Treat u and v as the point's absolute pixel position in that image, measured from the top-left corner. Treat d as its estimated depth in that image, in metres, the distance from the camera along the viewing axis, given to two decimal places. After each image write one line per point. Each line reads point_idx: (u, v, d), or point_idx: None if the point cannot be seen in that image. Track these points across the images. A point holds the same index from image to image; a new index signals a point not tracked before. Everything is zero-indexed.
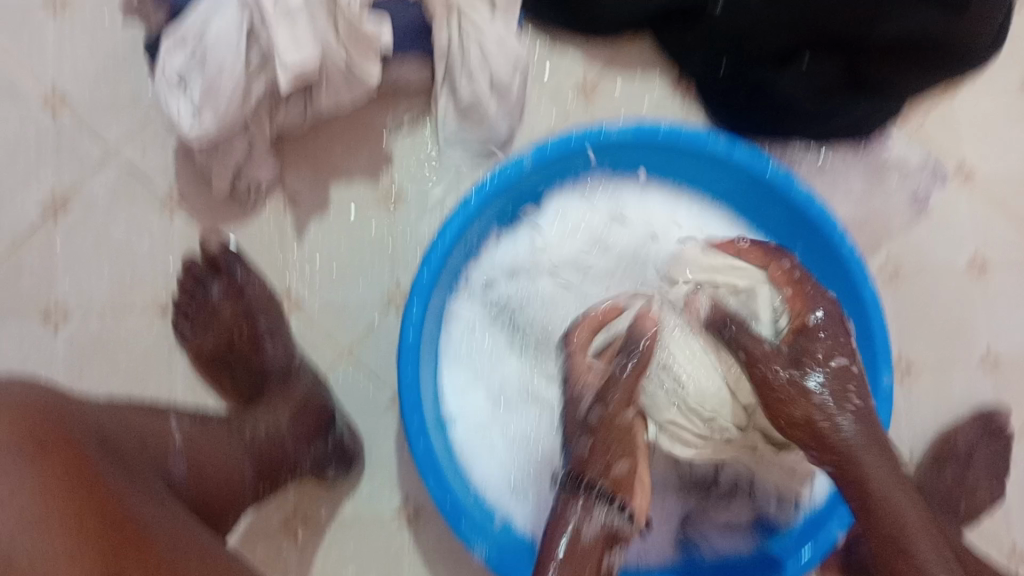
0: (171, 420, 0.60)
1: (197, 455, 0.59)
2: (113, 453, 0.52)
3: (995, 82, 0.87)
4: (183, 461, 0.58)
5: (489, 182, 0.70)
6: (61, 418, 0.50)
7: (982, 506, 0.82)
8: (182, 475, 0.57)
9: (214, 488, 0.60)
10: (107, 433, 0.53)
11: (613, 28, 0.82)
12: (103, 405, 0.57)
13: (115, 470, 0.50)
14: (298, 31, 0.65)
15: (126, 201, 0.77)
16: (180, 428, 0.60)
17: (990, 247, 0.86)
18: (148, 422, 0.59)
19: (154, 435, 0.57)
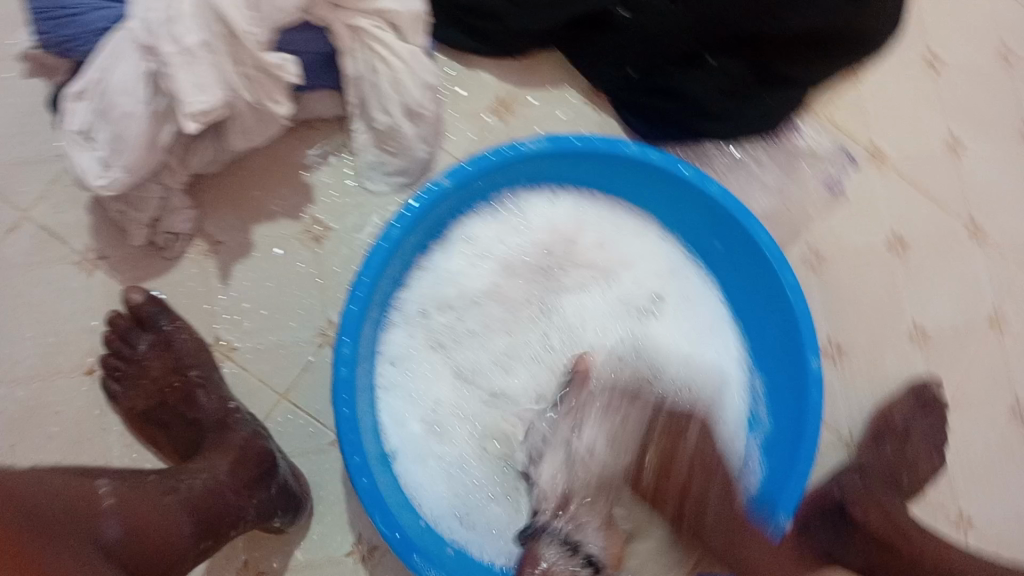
0: (99, 482, 0.56)
1: (132, 515, 0.56)
2: (35, 523, 0.49)
3: (888, 68, 0.92)
4: (117, 523, 0.55)
5: (409, 209, 0.69)
6: None
7: (926, 477, 0.84)
8: (117, 538, 0.54)
9: (152, 552, 0.57)
10: (26, 501, 0.50)
11: (521, 44, 0.82)
12: (19, 469, 0.52)
13: (32, 537, 0.48)
14: (198, 69, 0.62)
15: (43, 262, 0.76)
16: (111, 487, 0.57)
17: (907, 225, 0.90)
18: (74, 484, 0.55)
19: (79, 499, 0.53)
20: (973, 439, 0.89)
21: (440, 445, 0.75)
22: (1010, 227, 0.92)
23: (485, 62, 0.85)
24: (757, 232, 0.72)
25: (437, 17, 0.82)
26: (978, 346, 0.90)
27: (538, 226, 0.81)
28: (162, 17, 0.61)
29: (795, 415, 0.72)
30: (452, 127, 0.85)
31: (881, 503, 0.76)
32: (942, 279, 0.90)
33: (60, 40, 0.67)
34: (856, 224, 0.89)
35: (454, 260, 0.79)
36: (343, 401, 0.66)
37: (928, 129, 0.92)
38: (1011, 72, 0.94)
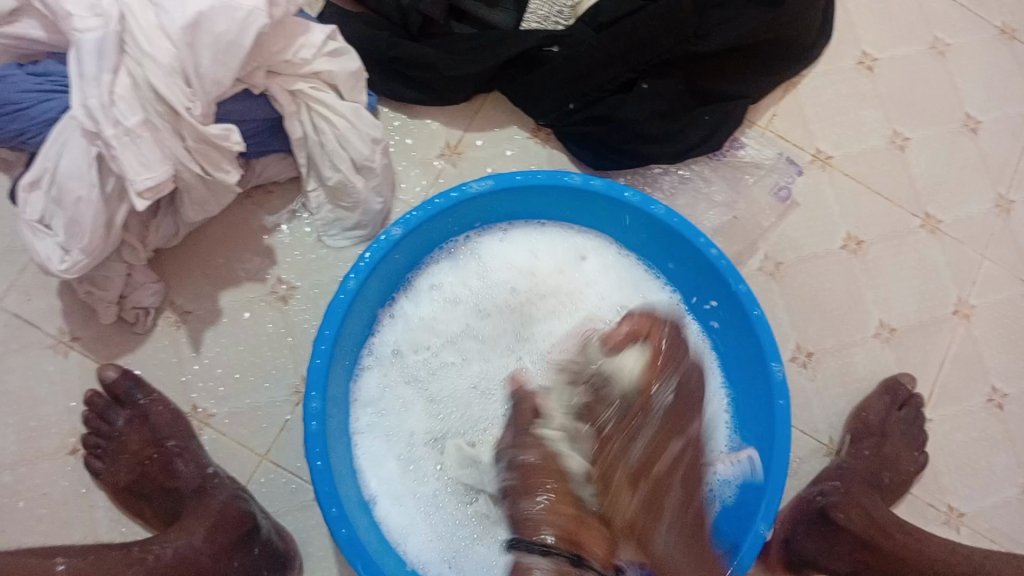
0: (57, 561, 0.60)
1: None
2: None
3: (821, 76, 0.95)
4: None
5: (365, 259, 0.71)
6: None
7: (910, 476, 0.84)
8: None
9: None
10: None
11: (462, 90, 0.86)
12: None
13: None
14: (145, 149, 0.66)
15: (19, 350, 0.78)
16: (67, 568, 0.60)
17: (861, 227, 0.92)
18: (26, 569, 0.58)
19: None
20: (953, 431, 0.89)
21: (420, 487, 0.76)
22: (964, 216, 0.94)
23: (431, 110, 0.89)
24: (706, 248, 0.75)
25: (378, 76, 0.85)
26: (947, 336, 0.91)
27: (492, 263, 0.83)
28: (103, 102, 0.64)
29: (766, 420, 0.73)
30: (405, 176, 0.88)
31: (863, 504, 0.75)
32: (902, 274, 0.92)
33: (12, 135, 0.73)
34: (813, 231, 0.91)
35: (419, 306, 0.81)
36: (315, 455, 0.66)
37: (871, 131, 0.95)
38: (945, 65, 0.98)
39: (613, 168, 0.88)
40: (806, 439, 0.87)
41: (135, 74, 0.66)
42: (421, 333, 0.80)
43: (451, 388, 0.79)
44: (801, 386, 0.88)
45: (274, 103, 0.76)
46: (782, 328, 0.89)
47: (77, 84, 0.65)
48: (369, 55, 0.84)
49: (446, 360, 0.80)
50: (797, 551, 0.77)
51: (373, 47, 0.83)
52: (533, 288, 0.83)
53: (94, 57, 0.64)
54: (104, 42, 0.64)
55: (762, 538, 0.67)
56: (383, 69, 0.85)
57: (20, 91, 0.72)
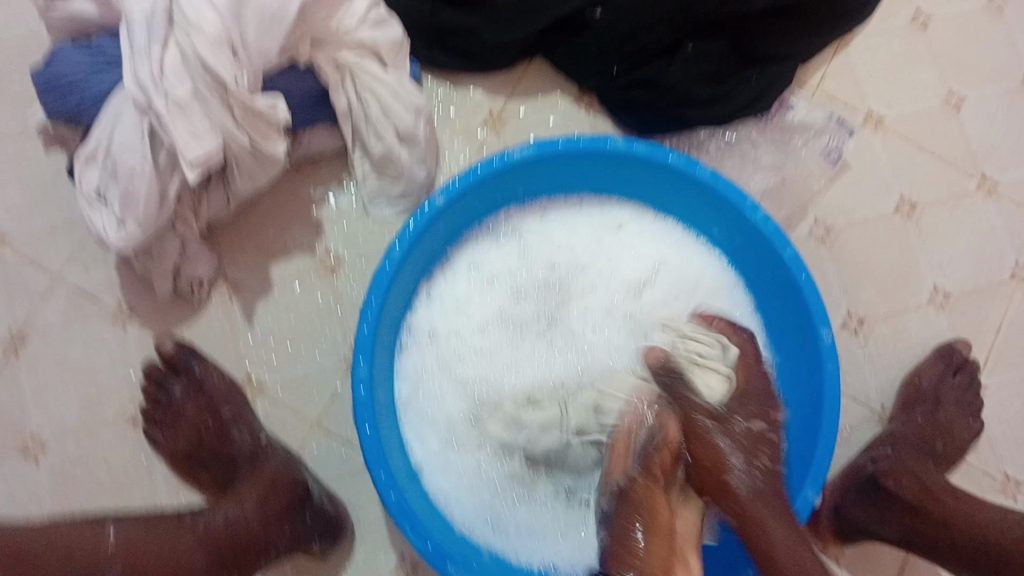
0: (107, 527, 0.63)
1: (135, 555, 0.62)
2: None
3: (875, 35, 0.92)
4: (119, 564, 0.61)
5: (410, 228, 0.72)
6: None
7: (963, 442, 0.83)
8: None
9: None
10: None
11: (506, 55, 0.86)
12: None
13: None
14: (194, 123, 0.67)
15: (79, 321, 0.80)
16: (117, 532, 0.63)
17: (915, 190, 0.90)
18: (78, 535, 0.62)
19: (79, 547, 0.61)
20: (1009, 398, 0.87)
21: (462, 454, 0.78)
22: (1022, 178, 0.91)
23: (474, 78, 0.88)
24: (752, 212, 0.74)
25: (421, 44, 0.85)
26: (1003, 302, 0.89)
27: (530, 237, 0.84)
28: (152, 74, 0.66)
29: (815, 387, 0.73)
30: (450, 145, 0.88)
31: (915, 473, 0.76)
32: (957, 240, 0.90)
33: (68, 110, 0.74)
34: (865, 196, 0.90)
35: (460, 278, 0.82)
36: (365, 420, 0.68)
37: (926, 92, 0.92)
38: (1005, 22, 0.93)
39: (657, 133, 0.88)
40: (856, 408, 0.86)
41: (182, 46, 0.67)
42: (461, 307, 0.81)
43: (494, 361, 0.80)
44: (852, 352, 0.87)
45: (320, 74, 0.77)
46: (833, 296, 0.88)
47: (129, 59, 0.67)
48: (410, 25, 0.84)
49: (485, 337, 0.80)
50: (848, 518, 0.78)
51: (415, 15, 0.83)
52: (573, 261, 0.83)
53: (143, 33, 0.66)
54: (153, 16, 0.66)
55: (809, 504, 0.67)
56: (426, 39, 0.85)
57: (75, 67, 0.73)
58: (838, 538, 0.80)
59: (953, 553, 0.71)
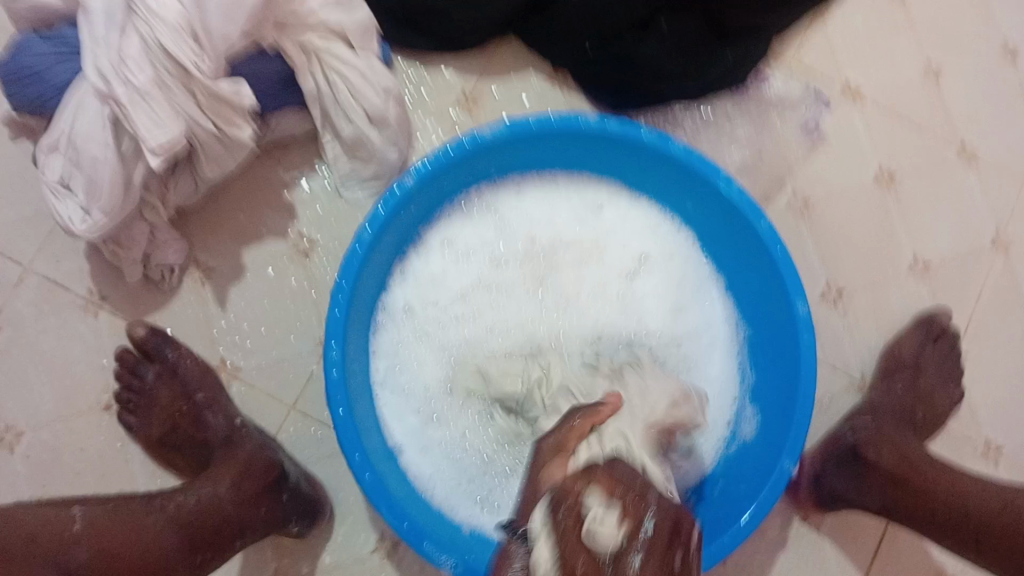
0: (74, 510, 0.60)
1: (102, 539, 0.60)
2: None
3: (849, 6, 0.91)
4: (85, 549, 0.58)
5: (381, 210, 0.71)
6: None
7: (945, 410, 0.82)
8: (84, 561, 0.58)
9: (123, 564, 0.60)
10: None
11: (477, 33, 0.85)
12: None
13: None
14: (157, 111, 0.66)
15: (52, 311, 0.80)
16: (84, 514, 0.61)
17: (893, 158, 0.89)
18: (45, 516, 0.59)
19: (45, 529, 0.58)
20: (990, 365, 0.87)
21: (442, 434, 0.77)
22: (999, 143, 0.91)
23: (443, 58, 0.88)
24: (726, 186, 0.73)
25: (392, 27, 0.85)
26: (984, 269, 0.88)
27: (507, 214, 0.83)
28: (113, 63, 0.65)
29: (791, 362, 0.72)
30: (422, 126, 0.87)
31: (894, 441, 0.75)
32: (936, 208, 0.89)
33: (31, 101, 0.74)
34: (842, 166, 0.89)
35: (437, 255, 0.81)
36: (337, 403, 0.67)
37: (904, 62, 0.91)
38: None
39: (629, 108, 0.87)
40: (835, 378, 0.84)
41: (143, 34, 0.65)
42: (439, 284, 0.80)
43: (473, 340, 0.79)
44: (832, 324, 0.85)
45: (286, 59, 0.76)
46: (812, 266, 0.86)
47: (88, 48, 0.66)
48: (380, 8, 0.83)
49: (463, 316, 0.80)
50: (827, 485, 0.78)
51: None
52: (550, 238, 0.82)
53: (103, 20, 0.65)
54: (112, 3, 0.65)
55: (786, 473, 0.67)
56: (395, 19, 0.84)
57: (36, 56, 0.72)
58: (818, 508, 0.80)
59: (931, 521, 0.69)
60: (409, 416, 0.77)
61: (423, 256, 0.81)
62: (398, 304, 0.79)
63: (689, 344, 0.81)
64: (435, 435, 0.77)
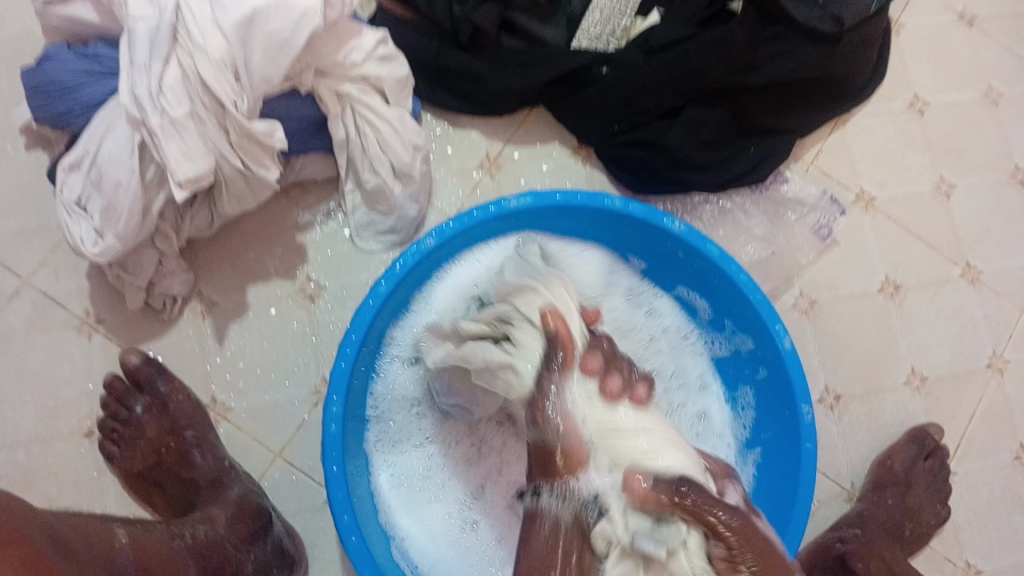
0: (119, 531, 0.58)
1: (143, 556, 0.58)
2: (68, 556, 0.50)
3: (874, 114, 0.93)
4: (130, 557, 0.57)
5: (398, 265, 0.70)
6: (19, 516, 0.48)
7: (928, 527, 0.85)
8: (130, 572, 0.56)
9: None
10: (59, 534, 0.51)
11: (508, 103, 0.86)
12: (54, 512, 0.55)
13: (68, 565, 0.49)
14: (189, 144, 0.65)
15: (43, 329, 0.78)
16: (125, 532, 0.59)
17: (899, 271, 0.91)
18: (92, 526, 0.57)
19: (96, 534, 0.56)
20: (977, 484, 0.88)
21: (421, 469, 0.77)
22: (1004, 268, 0.93)
23: (473, 119, 0.88)
24: (739, 278, 0.73)
25: (423, 80, 0.85)
26: (978, 390, 0.90)
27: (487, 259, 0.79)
28: (150, 90, 0.63)
29: (791, 444, 0.73)
30: (442, 185, 0.87)
31: (882, 556, 0.78)
32: (936, 321, 0.90)
33: (54, 114, 0.72)
34: (849, 272, 0.90)
35: (554, 257, 0.79)
36: (332, 458, 0.66)
37: (917, 174, 0.93)
38: (996, 113, 0.96)
39: (652, 192, 0.88)
40: (828, 482, 0.86)
41: (184, 65, 0.65)
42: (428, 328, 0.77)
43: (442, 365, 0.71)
44: (827, 429, 0.87)
45: (319, 102, 0.75)
46: (813, 369, 0.87)
47: (126, 71, 0.64)
48: (416, 60, 0.84)
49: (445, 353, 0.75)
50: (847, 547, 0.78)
51: (423, 52, 0.83)
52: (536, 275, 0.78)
53: (145, 47, 0.63)
54: (158, 32, 0.63)
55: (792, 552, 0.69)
56: (430, 76, 0.84)
57: (68, 72, 0.70)
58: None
59: None
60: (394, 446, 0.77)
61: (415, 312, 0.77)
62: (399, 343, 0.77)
63: (706, 394, 0.82)
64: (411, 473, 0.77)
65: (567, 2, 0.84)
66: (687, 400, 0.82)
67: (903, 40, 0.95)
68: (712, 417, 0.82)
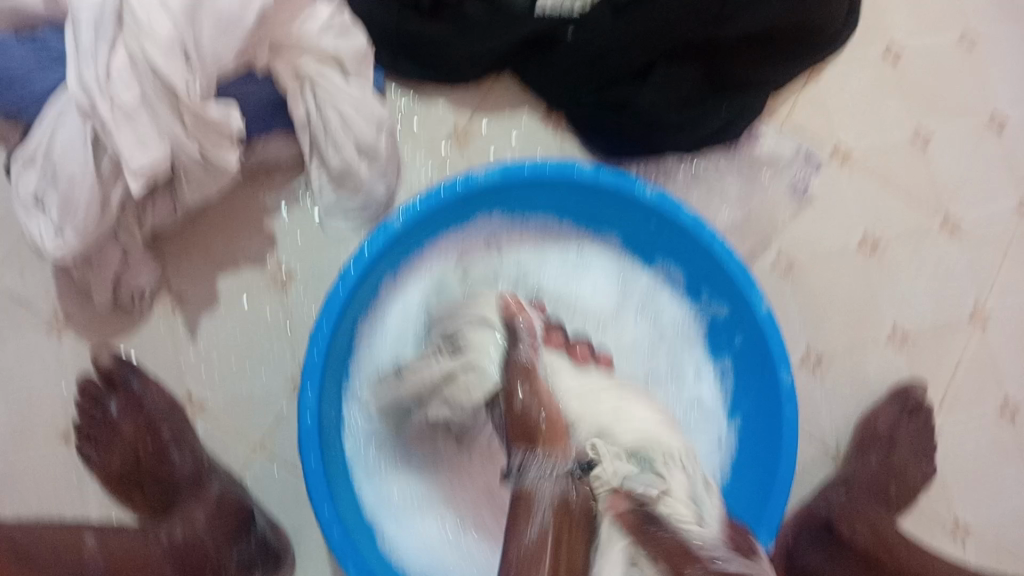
0: None
1: None
2: None
3: (848, 66, 0.92)
4: None
5: (366, 249, 0.69)
6: None
7: (915, 485, 0.84)
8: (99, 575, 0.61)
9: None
10: None
11: (474, 69, 0.83)
12: None
13: None
14: (141, 130, 0.63)
15: (11, 331, 0.76)
16: None
17: (878, 226, 0.90)
18: None
19: None
20: (963, 438, 0.88)
21: (409, 470, 0.77)
22: (985, 217, 0.92)
23: (439, 92, 0.86)
24: (714, 243, 0.72)
25: (384, 53, 0.82)
26: (962, 342, 0.89)
27: (457, 265, 0.80)
28: (99, 76, 0.62)
29: (773, 409, 0.72)
30: (411, 162, 0.85)
31: (867, 518, 0.77)
32: (916, 276, 0.90)
33: (7, 107, 0.69)
34: (827, 231, 0.89)
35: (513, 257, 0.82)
36: (308, 451, 0.65)
37: (894, 126, 0.92)
38: (973, 59, 0.94)
39: (625, 158, 0.86)
40: (814, 446, 0.86)
41: (132, 49, 0.63)
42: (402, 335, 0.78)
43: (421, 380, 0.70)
44: (810, 391, 0.86)
45: (276, 83, 0.74)
46: (793, 330, 0.87)
47: (73, 57, 0.63)
48: (376, 31, 0.80)
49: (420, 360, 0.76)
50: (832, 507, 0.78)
51: (383, 26, 0.80)
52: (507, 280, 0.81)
53: (90, 30, 0.62)
54: (101, 16, 0.63)
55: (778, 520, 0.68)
56: (391, 48, 0.82)
57: (19, 63, 0.67)
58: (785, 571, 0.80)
59: None
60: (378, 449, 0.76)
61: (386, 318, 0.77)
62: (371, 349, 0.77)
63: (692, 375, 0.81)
64: (398, 474, 0.76)
65: None
66: (676, 383, 0.81)
67: None
68: (706, 398, 0.80)
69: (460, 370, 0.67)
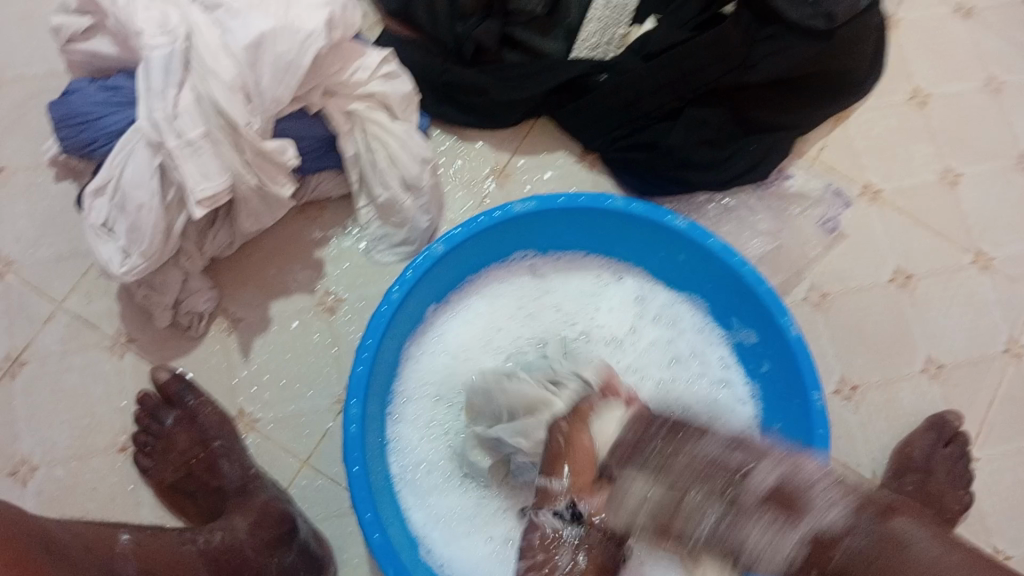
0: (122, 530, 0.62)
1: (146, 556, 0.61)
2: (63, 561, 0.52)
3: (874, 109, 0.95)
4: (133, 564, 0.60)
5: (409, 272, 0.73)
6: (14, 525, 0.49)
7: (955, 510, 0.83)
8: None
9: None
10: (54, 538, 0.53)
11: (513, 114, 0.88)
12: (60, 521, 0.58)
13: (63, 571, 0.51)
14: (206, 161, 0.68)
15: (77, 350, 0.81)
16: (129, 535, 0.62)
17: (910, 260, 0.91)
18: (98, 530, 0.61)
19: (100, 538, 0.59)
20: (1002, 470, 0.88)
21: (454, 497, 0.78)
22: (1016, 253, 0.93)
23: (480, 132, 0.91)
24: (740, 267, 0.75)
25: (429, 96, 0.88)
26: (997, 375, 0.90)
27: (500, 295, 0.85)
28: (165, 115, 0.68)
29: (805, 427, 0.73)
30: (452, 199, 0.90)
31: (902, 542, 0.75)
32: (950, 309, 0.91)
33: (80, 144, 0.76)
34: (858, 264, 0.91)
35: (553, 283, 0.86)
36: (352, 459, 0.68)
37: (921, 164, 0.94)
38: (999, 101, 0.97)
39: (657, 193, 0.90)
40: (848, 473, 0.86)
41: (197, 90, 0.68)
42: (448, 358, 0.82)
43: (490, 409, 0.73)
44: (845, 419, 0.87)
45: (328, 121, 0.78)
46: (827, 360, 0.88)
47: (143, 98, 0.68)
48: (421, 78, 0.87)
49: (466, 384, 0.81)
50: None
51: (428, 71, 0.86)
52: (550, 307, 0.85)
53: (160, 70, 0.68)
54: (172, 60, 0.68)
55: None
56: (435, 92, 0.88)
57: (91, 103, 0.74)
58: None
59: None
60: (422, 472, 0.79)
61: (431, 344, 0.82)
62: (419, 371, 0.81)
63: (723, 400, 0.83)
64: (440, 497, 0.78)
65: (565, 15, 0.86)
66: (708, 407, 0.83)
67: (900, 35, 0.97)
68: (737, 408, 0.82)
69: (544, 404, 0.70)
